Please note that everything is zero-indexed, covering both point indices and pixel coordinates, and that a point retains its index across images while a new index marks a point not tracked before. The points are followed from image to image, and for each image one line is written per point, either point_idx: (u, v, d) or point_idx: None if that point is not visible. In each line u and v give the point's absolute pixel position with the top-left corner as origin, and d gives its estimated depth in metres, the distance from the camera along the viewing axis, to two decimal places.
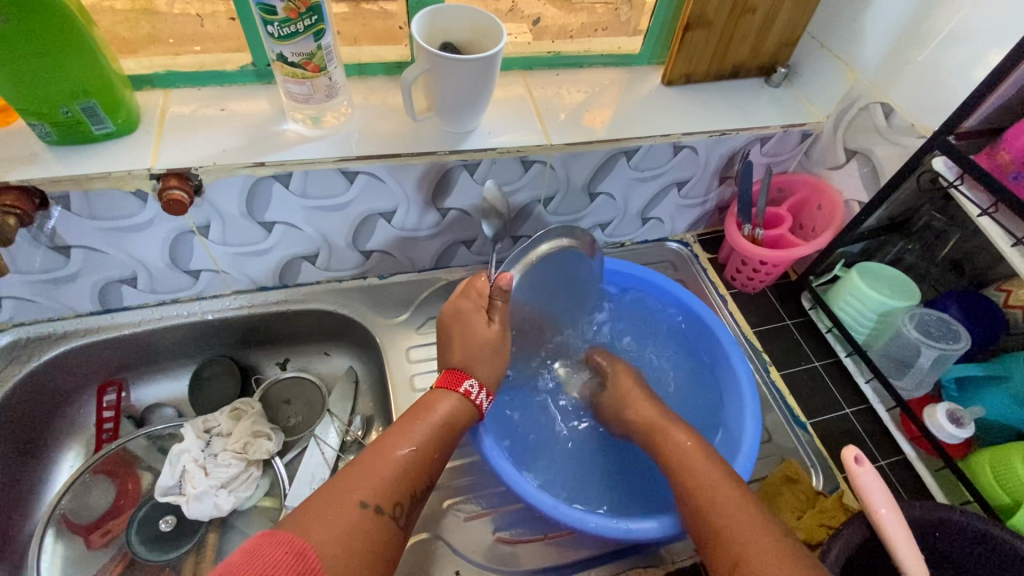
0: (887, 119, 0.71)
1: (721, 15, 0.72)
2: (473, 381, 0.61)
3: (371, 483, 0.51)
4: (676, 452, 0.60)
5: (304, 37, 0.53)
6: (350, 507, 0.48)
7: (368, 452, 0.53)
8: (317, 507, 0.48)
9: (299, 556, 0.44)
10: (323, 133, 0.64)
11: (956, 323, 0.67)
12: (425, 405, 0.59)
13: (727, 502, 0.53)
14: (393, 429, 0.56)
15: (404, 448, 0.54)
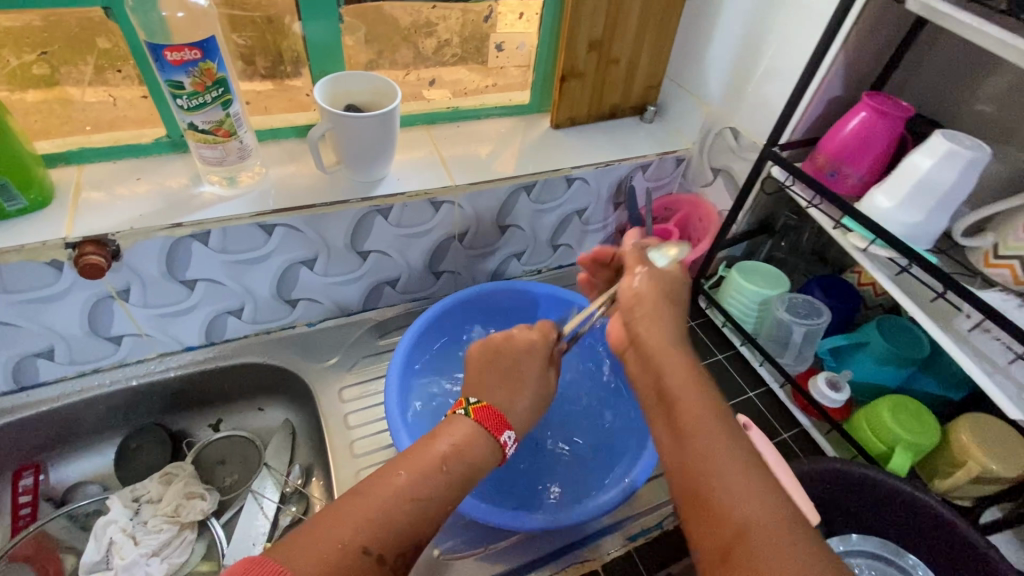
0: (736, 140, 0.84)
1: (590, 67, 0.84)
2: (514, 435, 0.53)
3: (382, 532, 0.44)
4: (680, 412, 0.47)
5: (212, 107, 0.59)
6: (352, 557, 0.42)
7: (384, 489, 0.45)
8: (315, 547, 0.41)
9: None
10: (238, 192, 0.68)
11: (819, 301, 0.78)
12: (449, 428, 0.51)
13: (731, 475, 0.43)
14: (416, 471, 0.47)
15: (427, 494, 0.46)
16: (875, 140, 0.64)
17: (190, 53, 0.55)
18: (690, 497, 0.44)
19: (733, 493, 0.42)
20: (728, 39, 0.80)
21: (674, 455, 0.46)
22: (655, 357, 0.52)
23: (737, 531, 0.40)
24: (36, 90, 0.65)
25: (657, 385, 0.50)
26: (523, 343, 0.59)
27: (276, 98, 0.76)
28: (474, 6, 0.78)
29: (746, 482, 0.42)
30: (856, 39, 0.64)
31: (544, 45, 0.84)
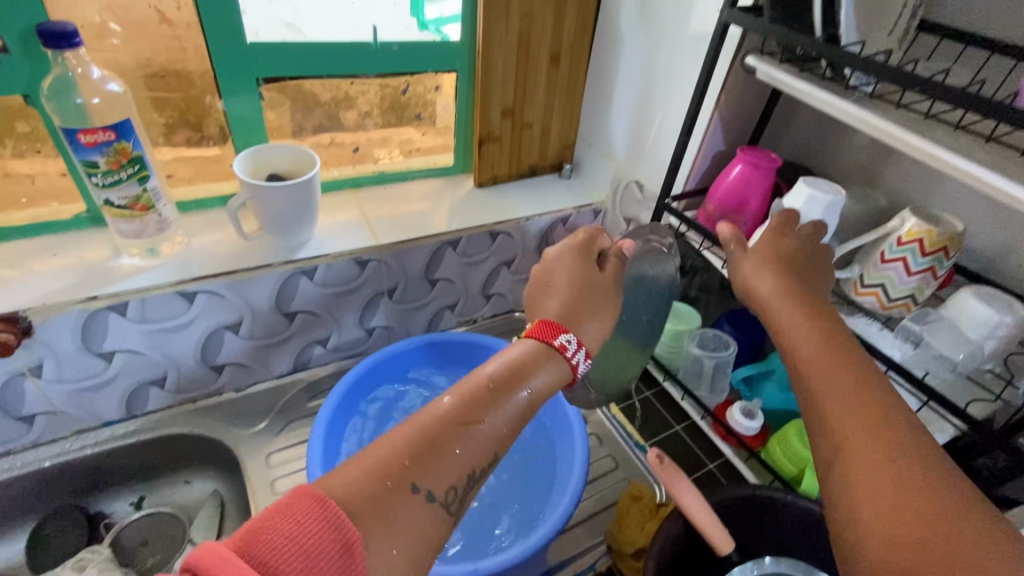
0: (642, 192, 0.92)
1: (505, 131, 0.92)
2: (570, 336, 0.51)
3: (426, 461, 0.41)
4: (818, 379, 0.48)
5: (128, 183, 0.61)
6: (398, 489, 0.40)
7: (446, 415, 0.44)
8: (361, 476, 0.39)
9: (345, 551, 0.35)
10: (159, 262, 0.70)
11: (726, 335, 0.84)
12: (518, 363, 0.48)
13: (875, 426, 0.43)
14: (474, 398, 0.45)
15: (477, 423, 0.44)
16: (751, 189, 0.71)
17: (104, 135, 0.57)
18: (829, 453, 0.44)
19: (870, 458, 0.41)
20: (625, 104, 0.89)
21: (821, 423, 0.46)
22: (789, 342, 0.53)
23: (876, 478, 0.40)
24: None
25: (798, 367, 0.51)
26: (557, 261, 0.59)
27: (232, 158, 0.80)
28: (391, 82, 0.84)
29: (893, 443, 0.41)
30: (728, 98, 0.72)
31: (461, 113, 0.92)
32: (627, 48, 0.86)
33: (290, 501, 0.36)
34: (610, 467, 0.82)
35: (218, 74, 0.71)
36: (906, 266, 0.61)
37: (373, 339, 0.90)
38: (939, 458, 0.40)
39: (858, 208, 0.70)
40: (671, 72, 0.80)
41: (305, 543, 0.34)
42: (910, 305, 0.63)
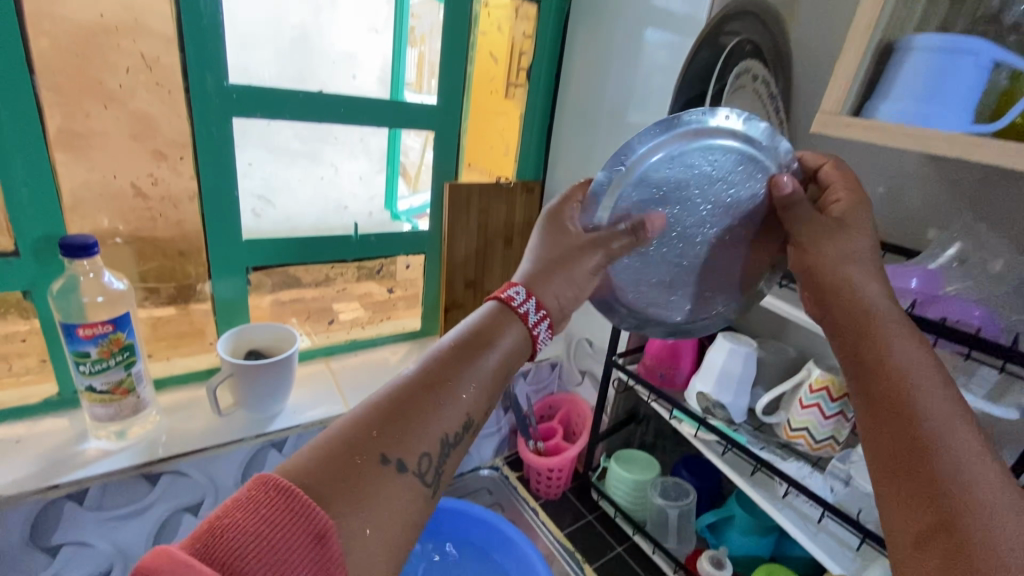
0: (592, 347, 1.03)
1: (468, 299, 1.03)
2: (520, 289, 0.48)
3: (397, 428, 0.38)
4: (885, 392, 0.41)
5: (114, 370, 0.65)
6: (372, 471, 0.36)
7: (412, 382, 0.41)
8: (325, 455, 0.36)
9: (316, 542, 0.32)
10: (126, 444, 0.71)
11: (685, 482, 0.89)
12: (481, 332, 0.45)
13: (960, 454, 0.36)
14: (442, 361, 0.42)
15: (449, 387, 0.41)
16: (681, 346, 0.83)
17: (103, 328, 0.62)
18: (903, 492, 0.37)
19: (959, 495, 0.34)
20: None
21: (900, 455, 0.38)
22: (873, 334, 0.43)
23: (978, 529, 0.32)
24: None
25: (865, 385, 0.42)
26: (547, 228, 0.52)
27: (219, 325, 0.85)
28: (366, 264, 0.95)
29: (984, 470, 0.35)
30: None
31: (429, 286, 1.04)
32: None
33: (252, 489, 0.32)
34: None
35: (212, 263, 0.80)
36: (821, 411, 0.70)
37: None
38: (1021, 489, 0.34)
39: (775, 359, 0.81)
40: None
41: (272, 535, 0.31)
42: (834, 444, 0.71)
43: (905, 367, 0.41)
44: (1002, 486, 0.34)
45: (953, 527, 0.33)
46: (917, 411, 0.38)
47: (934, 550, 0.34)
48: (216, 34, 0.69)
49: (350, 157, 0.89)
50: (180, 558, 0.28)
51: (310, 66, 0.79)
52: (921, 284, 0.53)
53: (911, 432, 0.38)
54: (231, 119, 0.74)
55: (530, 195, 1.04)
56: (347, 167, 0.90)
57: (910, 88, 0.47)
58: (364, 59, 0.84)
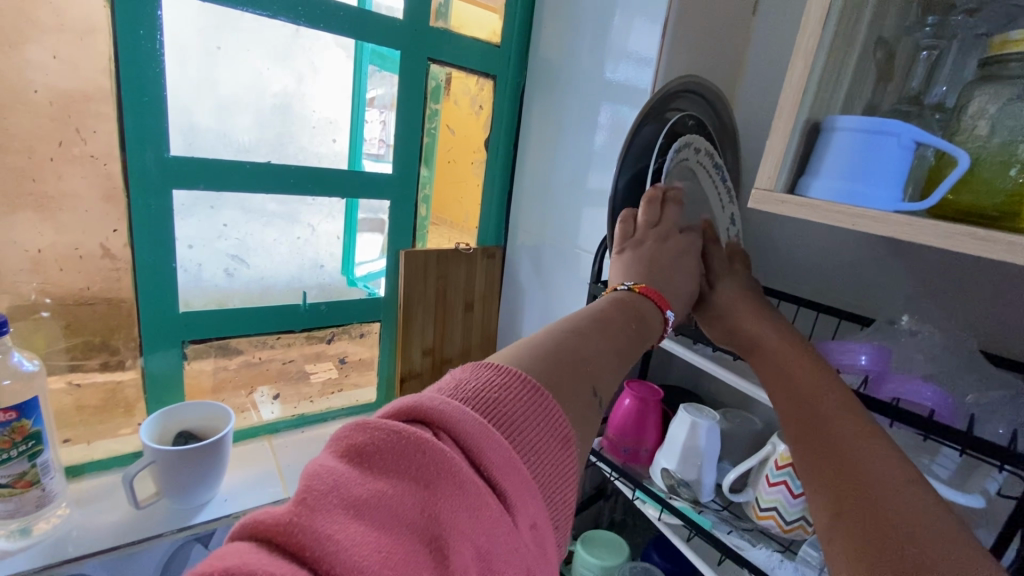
0: None
1: (426, 367, 0.99)
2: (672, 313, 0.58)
3: (604, 371, 0.43)
4: (801, 391, 0.48)
5: (16, 460, 0.59)
6: (587, 395, 0.40)
7: (587, 327, 0.46)
8: (534, 361, 0.39)
9: (562, 443, 0.36)
10: (26, 544, 0.63)
11: (655, 568, 0.82)
12: (640, 312, 0.54)
13: (859, 434, 0.42)
14: (618, 322, 0.49)
15: (626, 342, 0.48)
16: (643, 419, 0.78)
17: (4, 415, 0.57)
18: (822, 472, 0.42)
19: (865, 467, 0.40)
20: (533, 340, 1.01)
21: (813, 445, 0.44)
22: (778, 356, 0.53)
23: (874, 496, 0.38)
24: None
25: (783, 396, 0.49)
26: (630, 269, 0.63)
27: (152, 404, 0.79)
28: (317, 334, 0.91)
29: (877, 446, 0.41)
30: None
31: (384, 355, 1.00)
32: (529, 299, 1.01)
33: (503, 375, 0.36)
34: None
35: (144, 338, 0.75)
36: (788, 489, 0.66)
37: None
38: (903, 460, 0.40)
39: (739, 433, 0.78)
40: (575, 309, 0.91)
41: (532, 423, 0.34)
42: (805, 525, 0.66)
43: (813, 376, 0.49)
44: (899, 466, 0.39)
45: (859, 495, 0.38)
46: (811, 404, 0.46)
47: (844, 514, 0.38)
48: (159, 107, 0.68)
49: (328, 217, 0.89)
50: (472, 420, 0.31)
51: (289, 132, 0.81)
52: (872, 360, 0.51)
53: (823, 424, 0.45)
54: (172, 191, 0.72)
55: (491, 261, 1.04)
56: (323, 227, 0.89)
57: (835, 166, 0.48)
58: (344, 124, 0.87)
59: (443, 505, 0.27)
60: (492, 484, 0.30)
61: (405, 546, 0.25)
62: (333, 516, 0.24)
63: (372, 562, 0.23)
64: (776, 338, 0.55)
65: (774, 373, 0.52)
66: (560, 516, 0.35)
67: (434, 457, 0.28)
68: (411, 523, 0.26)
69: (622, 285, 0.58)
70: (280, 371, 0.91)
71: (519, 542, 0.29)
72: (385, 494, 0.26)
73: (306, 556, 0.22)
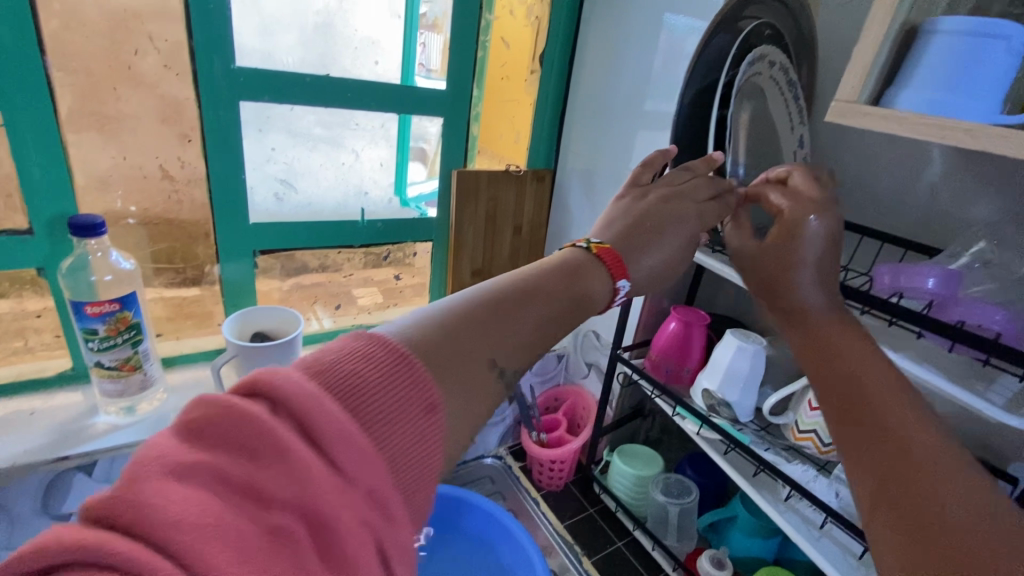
0: (599, 340, 1.01)
1: None
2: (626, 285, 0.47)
3: (508, 339, 0.36)
4: (828, 360, 0.44)
5: (122, 347, 0.67)
6: (483, 366, 0.34)
7: (516, 291, 0.39)
8: (420, 339, 0.33)
9: (428, 413, 0.30)
10: (134, 420, 0.73)
11: (688, 479, 0.87)
12: (579, 272, 0.44)
13: (890, 405, 0.38)
14: (545, 285, 0.41)
15: (547, 307, 0.39)
16: (688, 343, 0.80)
17: (110, 306, 0.64)
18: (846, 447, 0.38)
19: (884, 445, 0.36)
20: None
21: (833, 419, 0.40)
22: (807, 322, 0.48)
23: (896, 476, 0.34)
24: None
25: (811, 364, 0.45)
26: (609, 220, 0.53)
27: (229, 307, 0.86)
28: (373, 250, 0.96)
29: (907, 422, 0.37)
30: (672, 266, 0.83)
31: (435, 273, 1.03)
32: (578, 223, 1.01)
33: (373, 346, 0.31)
34: None
35: (220, 246, 0.81)
36: None
37: None
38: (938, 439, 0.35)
39: (785, 358, 0.78)
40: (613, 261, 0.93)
41: (397, 393, 0.30)
42: None
43: (838, 348, 0.44)
44: (952, 452, 0.34)
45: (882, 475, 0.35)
46: (839, 376, 0.42)
47: (874, 495, 0.34)
48: (223, 15, 0.69)
49: (370, 142, 0.89)
50: (312, 390, 0.26)
51: (332, 53, 0.80)
52: (940, 284, 0.50)
53: (847, 394, 0.40)
54: (239, 103, 0.75)
55: (540, 185, 1.03)
56: (368, 153, 0.90)
57: (931, 70, 0.44)
58: (387, 45, 0.84)
59: (265, 479, 0.24)
60: (329, 454, 0.25)
61: (223, 515, 0.22)
62: (150, 481, 0.22)
63: (184, 531, 0.20)
64: (817, 299, 0.49)
65: (803, 341, 0.47)
66: (430, 492, 0.30)
67: (258, 426, 0.24)
68: (232, 494, 0.23)
69: (580, 242, 0.47)
70: (341, 284, 0.96)
71: (360, 514, 0.25)
72: (201, 464, 0.23)
73: (110, 521, 0.20)
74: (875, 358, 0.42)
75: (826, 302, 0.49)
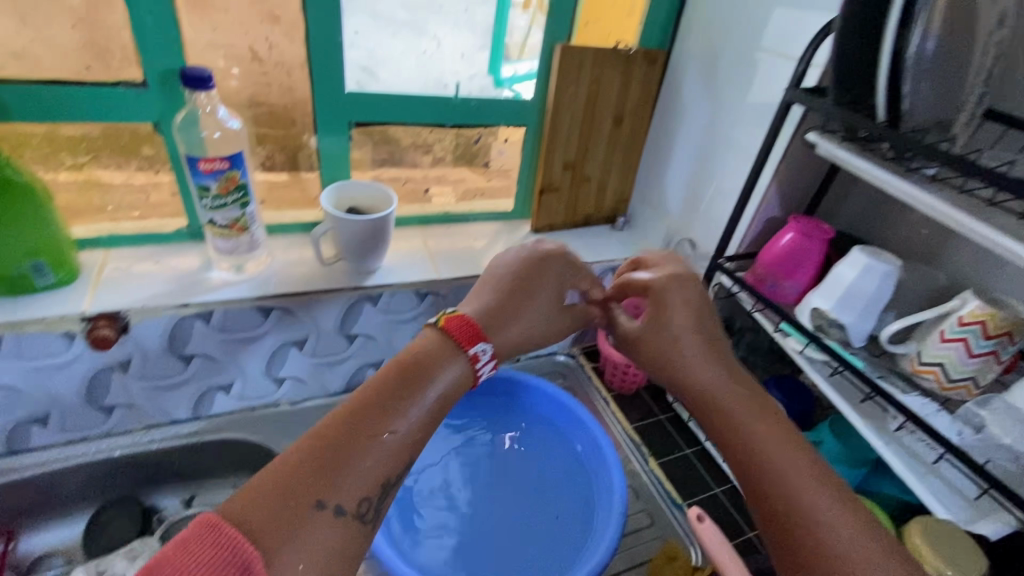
0: (693, 249, 0.95)
1: (564, 181, 0.96)
2: (484, 345, 0.60)
3: (331, 479, 0.46)
4: (765, 481, 0.55)
5: (232, 208, 0.69)
6: (305, 505, 0.44)
7: (357, 412, 0.51)
8: (259, 487, 0.45)
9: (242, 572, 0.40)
10: (243, 278, 0.77)
11: (774, 400, 0.84)
12: (420, 370, 0.56)
13: (817, 505, 0.51)
14: (388, 402, 0.52)
15: (380, 427, 0.50)
16: (802, 256, 0.73)
17: (220, 164, 0.66)
18: (783, 548, 0.51)
19: None
20: (683, 167, 0.94)
21: (783, 539, 0.52)
22: (735, 428, 0.59)
23: None
24: (67, 173, 0.72)
25: (748, 477, 0.56)
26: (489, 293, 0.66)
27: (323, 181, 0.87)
28: (465, 131, 0.91)
29: (822, 536, 0.50)
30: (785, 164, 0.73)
31: (525, 162, 0.96)
32: (689, 116, 0.90)
33: (194, 528, 0.40)
34: (647, 523, 0.82)
35: (318, 116, 0.80)
36: (967, 347, 0.60)
37: None
38: (859, 542, 0.49)
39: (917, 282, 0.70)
40: (725, 169, 0.86)
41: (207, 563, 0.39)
42: (972, 387, 0.61)
43: (779, 466, 0.55)
44: (869, 541, 0.49)
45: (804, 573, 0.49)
46: (786, 505, 0.53)
47: None
48: None
49: (454, 30, 0.84)
50: (190, 538, 0.39)
51: None
52: None
53: (782, 512, 0.52)
54: None
55: (651, 69, 0.90)
56: (451, 43, 0.85)
57: None
58: None
59: None
60: None
61: None
62: None
63: None
64: (723, 370, 0.62)
65: (735, 451, 0.58)
66: None
67: None
68: None
69: (430, 320, 0.62)
70: (430, 168, 0.94)
71: None
72: None
73: None
74: (783, 453, 0.55)
75: (722, 381, 0.62)
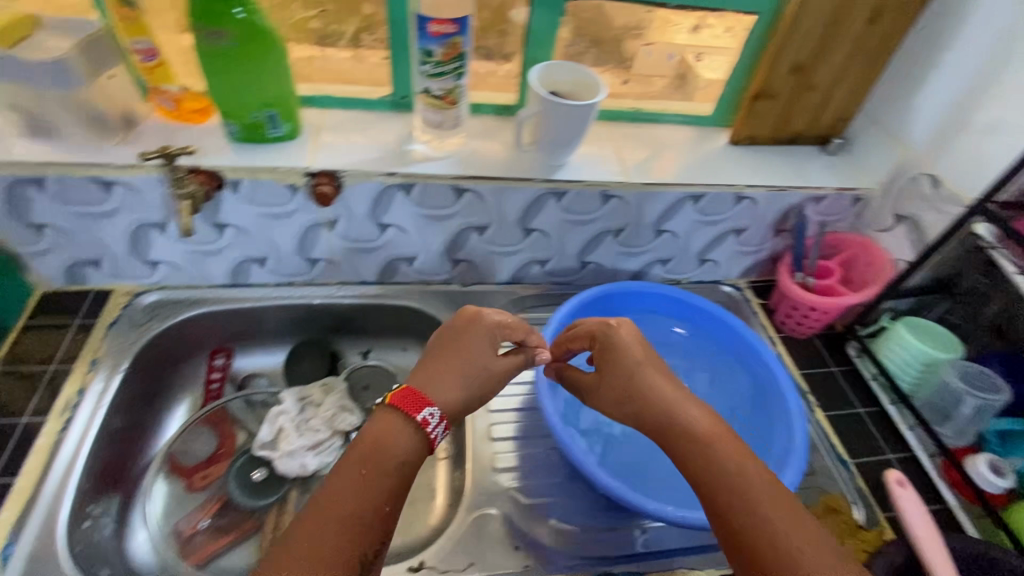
0: (934, 188, 0.81)
1: (786, 88, 0.82)
2: (432, 411, 0.57)
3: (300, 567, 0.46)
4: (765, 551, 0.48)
5: (448, 77, 0.67)
6: None
7: (324, 496, 0.50)
8: None
9: None
10: (441, 154, 0.77)
11: (997, 376, 0.73)
12: (379, 444, 0.54)
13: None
14: (354, 477, 0.52)
15: (347, 503, 0.50)
16: None
17: (449, 27, 0.63)
18: None
19: None
20: (951, 84, 0.78)
21: None
22: (708, 485, 0.53)
23: None
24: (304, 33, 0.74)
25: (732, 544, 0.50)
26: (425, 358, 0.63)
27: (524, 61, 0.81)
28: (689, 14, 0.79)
29: None
30: None
31: (743, 59, 0.83)
32: (983, 17, 0.72)
33: None
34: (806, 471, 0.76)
35: None
36: None
37: (583, 273, 0.92)
38: None
39: None
40: (1008, 95, 0.72)
41: None
42: None
43: (757, 530, 0.49)
44: None
45: None
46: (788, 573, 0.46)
47: None
48: None
49: None
50: None
51: None
52: None
53: None
54: None
55: None
56: None
57: None
58: None
59: None
60: None
61: None
62: None
63: None
64: (717, 441, 0.55)
65: (716, 515, 0.52)
66: None
67: None
68: None
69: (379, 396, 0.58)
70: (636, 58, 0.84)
71: None
72: None
73: None
74: (782, 511, 0.50)
75: (703, 427, 0.57)
